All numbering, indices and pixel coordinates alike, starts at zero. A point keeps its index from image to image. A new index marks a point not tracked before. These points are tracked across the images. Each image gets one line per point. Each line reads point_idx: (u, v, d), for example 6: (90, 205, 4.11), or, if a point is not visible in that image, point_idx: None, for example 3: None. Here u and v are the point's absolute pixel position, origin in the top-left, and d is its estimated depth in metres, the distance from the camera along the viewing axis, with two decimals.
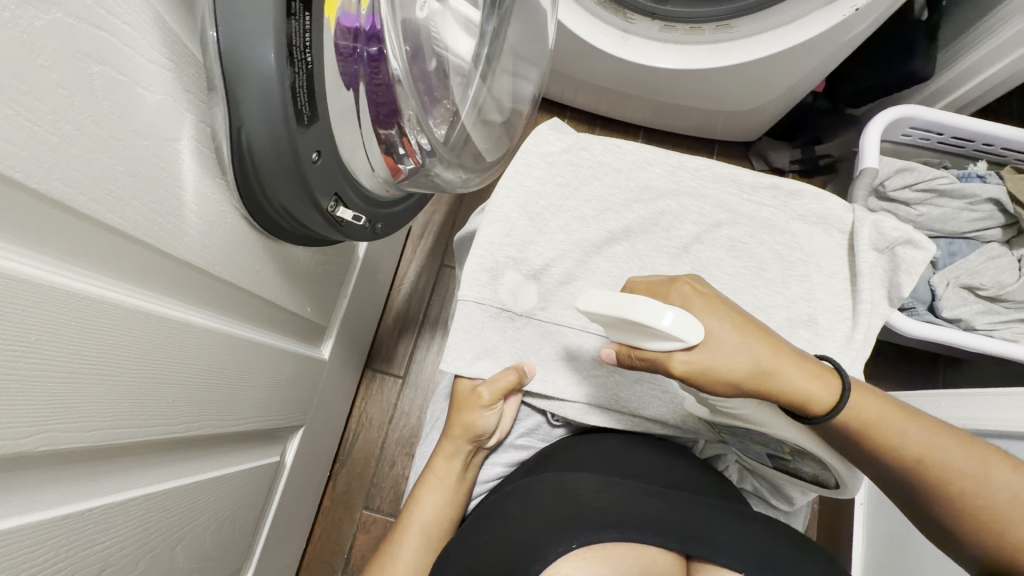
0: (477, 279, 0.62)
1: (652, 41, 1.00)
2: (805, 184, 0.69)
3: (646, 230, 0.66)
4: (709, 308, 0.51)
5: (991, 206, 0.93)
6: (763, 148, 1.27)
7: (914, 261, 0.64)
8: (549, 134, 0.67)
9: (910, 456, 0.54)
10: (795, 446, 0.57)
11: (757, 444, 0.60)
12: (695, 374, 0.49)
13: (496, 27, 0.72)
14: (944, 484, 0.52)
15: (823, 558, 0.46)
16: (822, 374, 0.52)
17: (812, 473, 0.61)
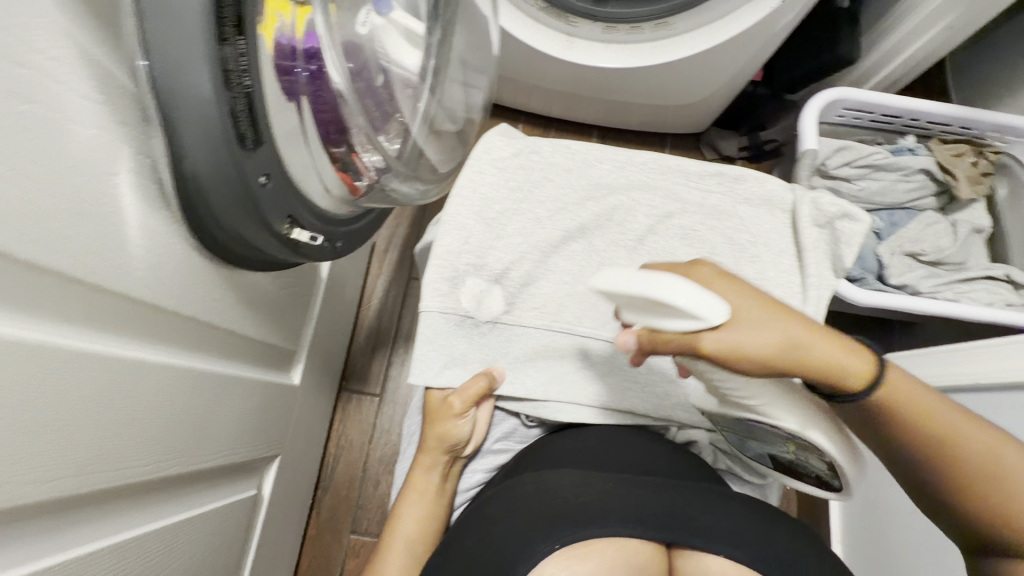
0: (440, 288, 0.63)
1: (596, 43, 1.04)
2: (747, 169, 0.72)
3: (601, 226, 0.68)
4: (730, 286, 0.49)
5: (924, 176, 1.14)
6: (712, 138, 1.34)
7: (852, 234, 0.69)
8: (498, 140, 0.69)
9: (931, 436, 0.51)
10: (802, 444, 0.55)
11: (762, 437, 0.58)
12: (726, 353, 0.47)
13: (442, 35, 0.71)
14: (955, 466, 0.51)
15: (792, 529, 0.47)
16: (857, 350, 0.52)
17: (816, 474, 0.59)
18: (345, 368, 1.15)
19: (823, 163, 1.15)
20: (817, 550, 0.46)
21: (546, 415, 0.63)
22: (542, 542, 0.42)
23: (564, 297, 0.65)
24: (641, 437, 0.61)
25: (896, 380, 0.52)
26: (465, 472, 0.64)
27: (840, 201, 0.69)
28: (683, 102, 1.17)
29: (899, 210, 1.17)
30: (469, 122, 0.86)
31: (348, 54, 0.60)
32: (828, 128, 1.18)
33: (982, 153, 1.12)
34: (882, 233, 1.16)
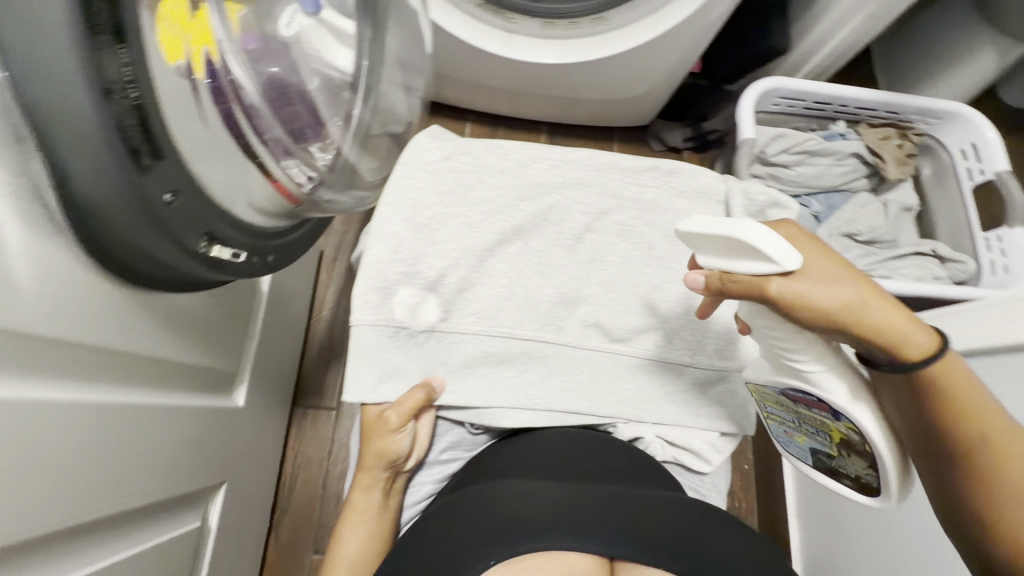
0: (370, 300, 0.61)
1: (534, 39, 1.04)
2: (680, 162, 0.73)
3: (537, 227, 0.67)
4: (816, 244, 0.49)
5: (856, 159, 1.19)
6: (657, 129, 1.35)
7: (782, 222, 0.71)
8: (428, 143, 0.68)
9: (980, 434, 0.48)
10: (846, 431, 0.53)
11: (809, 420, 0.57)
12: (791, 301, 0.46)
13: (373, 35, 0.69)
14: (998, 476, 0.47)
15: (727, 526, 0.48)
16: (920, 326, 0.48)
17: (856, 475, 0.55)
18: (298, 382, 1.11)
19: (761, 151, 1.19)
20: (750, 540, 0.48)
21: (488, 422, 0.62)
22: (483, 557, 0.41)
23: (503, 300, 0.65)
24: (585, 437, 0.62)
25: (959, 370, 0.48)
26: (413, 485, 0.63)
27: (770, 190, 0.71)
28: (624, 97, 1.18)
29: (834, 192, 1.22)
30: (399, 130, 0.82)
31: (254, 48, 0.59)
32: (764, 117, 1.22)
33: (906, 136, 1.19)
34: (820, 216, 1.21)
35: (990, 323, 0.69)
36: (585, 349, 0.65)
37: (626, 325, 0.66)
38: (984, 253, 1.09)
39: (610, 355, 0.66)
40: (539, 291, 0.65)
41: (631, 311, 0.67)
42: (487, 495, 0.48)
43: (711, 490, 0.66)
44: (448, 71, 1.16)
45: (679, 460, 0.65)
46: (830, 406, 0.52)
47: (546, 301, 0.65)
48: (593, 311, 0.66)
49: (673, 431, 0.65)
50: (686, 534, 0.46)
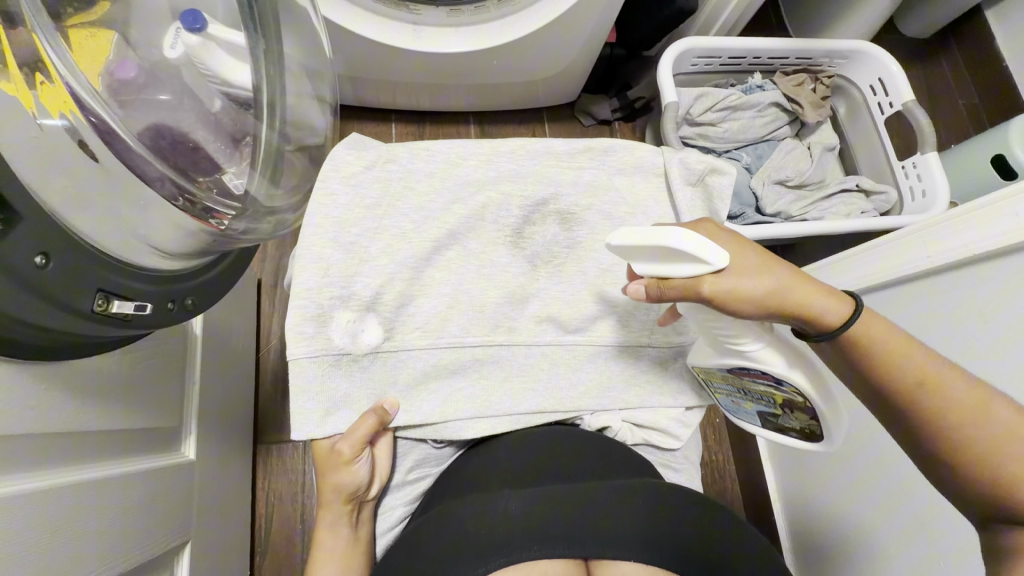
0: (304, 331, 0.57)
1: (444, 28, 1.00)
2: (613, 139, 0.71)
3: (473, 228, 0.64)
4: (738, 239, 0.52)
5: (775, 109, 1.23)
6: (584, 105, 1.34)
7: (721, 186, 0.71)
8: (346, 154, 0.63)
9: (912, 378, 0.49)
10: (788, 394, 0.55)
11: (753, 390, 0.59)
12: (723, 298, 0.49)
13: (265, 48, 0.63)
14: (940, 419, 0.48)
15: (695, 496, 0.49)
16: (831, 296, 0.50)
17: (801, 428, 0.58)
18: (256, 420, 1.06)
19: (688, 113, 1.20)
20: (715, 506, 0.49)
21: (452, 435, 0.61)
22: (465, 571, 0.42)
23: (448, 309, 0.62)
24: (551, 434, 0.61)
25: (874, 325, 0.50)
26: (383, 511, 0.61)
27: (703, 157, 0.71)
28: (546, 76, 1.16)
29: (761, 143, 1.26)
30: (314, 145, 0.76)
31: (137, 75, 0.56)
32: (685, 79, 1.23)
33: (818, 79, 1.22)
34: (751, 168, 1.24)
35: (913, 251, 0.73)
36: (542, 345, 0.64)
37: (580, 314, 0.65)
38: (903, 181, 1.15)
39: (567, 346, 0.65)
40: (484, 294, 0.63)
41: (583, 299, 0.66)
42: (450, 512, 0.47)
43: (683, 459, 0.67)
44: (362, 73, 1.11)
45: (649, 440, 0.66)
46: (771, 375, 0.54)
47: (494, 303, 0.63)
48: (545, 306, 0.65)
49: (640, 413, 0.65)
50: (650, 514, 0.47)
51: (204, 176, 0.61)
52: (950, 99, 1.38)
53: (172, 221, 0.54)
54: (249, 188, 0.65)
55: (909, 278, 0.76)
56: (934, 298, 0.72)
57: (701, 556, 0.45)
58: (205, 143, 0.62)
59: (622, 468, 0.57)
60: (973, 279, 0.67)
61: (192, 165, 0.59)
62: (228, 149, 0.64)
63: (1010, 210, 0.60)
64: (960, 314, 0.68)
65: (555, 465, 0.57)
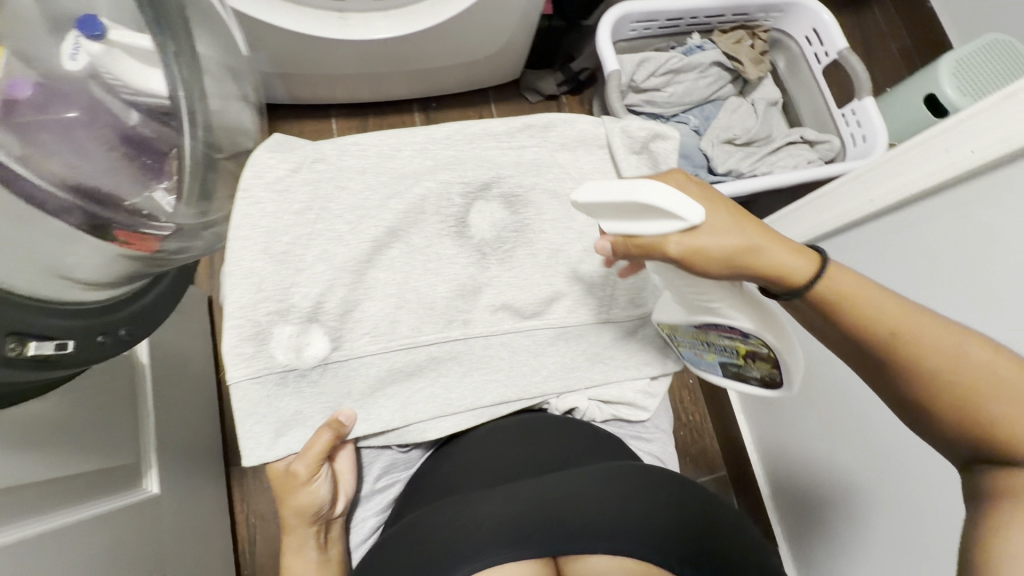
0: (242, 352, 0.54)
1: (373, 13, 0.96)
2: (553, 114, 0.69)
3: (414, 222, 0.61)
4: (709, 196, 0.50)
5: (718, 68, 1.24)
6: (530, 81, 1.32)
7: (666, 151, 0.71)
8: (268, 156, 0.58)
9: (884, 330, 0.48)
10: (751, 344, 0.55)
11: (716, 340, 0.58)
12: (691, 256, 0.48)
13: (177, 48, 0.55)
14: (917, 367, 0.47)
15: (659, 474, 0.50)
16: (800, 252, 0.50)
17: (761, 376, 0.58)
18: (225, 442, 1.02)
19: (632, 80, 1.19)
20: (682, 483, 0.50)
21: (416, 438, 0.61)
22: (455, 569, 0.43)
23: (396, 310, 0.60)
24: (519, 424, 0.61)
25: (840, 276, 0.50)
26: (354, 523, 0.60)
27: (645, 123, 0.70)
28: (486, 55, 1.13)
29: (707, 104, 1.26)
30: (247, 142, 0.74)
31: (35, 94, 0.52)
32: (626, 45, 1.22)
33: (755, 35, 1.25)
34: (699, 131, 1.25)
35: (855, 197, 0.75)
36: (499, 334, 0.63)
37: (534, 298, 0.64)
38: (844, 128, 1.17)
39: (525, 332, 0.64)
40: (432, 289, 0.61)
41: (536, 283, 0.64)
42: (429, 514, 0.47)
43: (652, 429, 0.68)
44: (291, 68, 1.05)
45: (617, 415, 0.66)
46: (739, 330, 0.54)
47: (444, 298, 0.62)
48: (499, 294, 0.63)
49: (605, 390, 0.66)
50: (619, 502, 0.47)
51: (129, 196, 0.58)
52: (885, 44, 1.41)
53: (98, 251, 0.51)
54: (179, 207, 0.60)
55: (854, 224, 0.78)
56: (880, 241, 0.74)
57: (678, 537, 0.46)
58: (126, 161, 0.57)
59: (594, 452, 0.57)
60: (916, 219, 0.69)
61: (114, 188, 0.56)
62: (153, 166, 0.59)
63: (942, 147, 0.61)
64: (910, 256, 0.70)
65: (530, 455, 0.57)
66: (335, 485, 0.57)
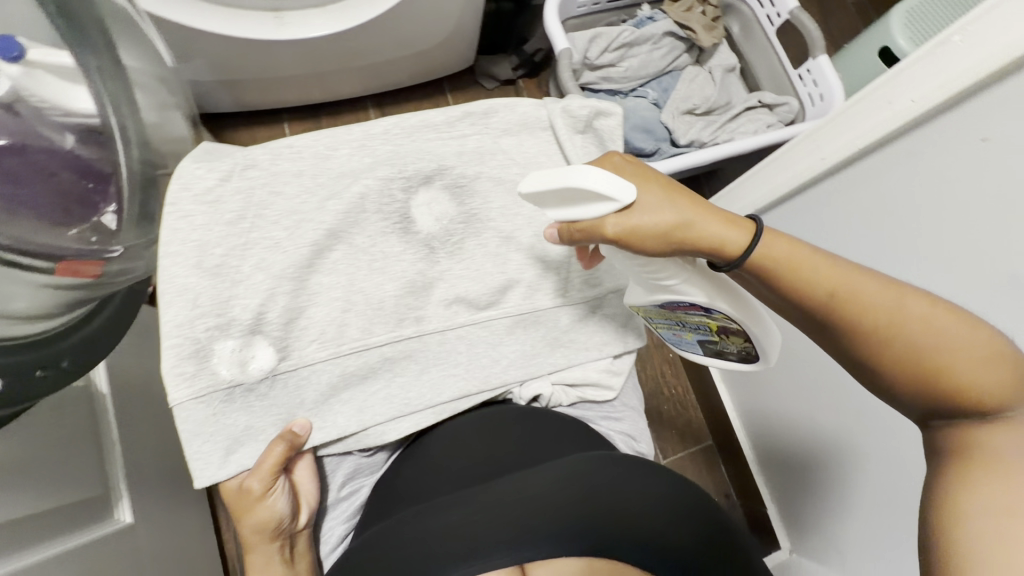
0: (182, 371, 0.53)
1: (309, 10, 0.92)
2: (494, 99, 0.68)
3: (354, 222, 0.60)
4: (645, 173, 0.49)
5: (671, 38, 1.23)
6: (485, 67, 1.30)
7: (610, 128, 0.70)
8: (195, 168, 0.57)
9: (825, 294, 0.47)
10: (719, 320, 0.55)
11: (688, 320, 0.58)
12: (631, 236, 0.47)
13: (97, 64, 0.58)
14: (862, 328, 0.47)
15: (619, 460, 0.51)
16: (737, 221, 0.48)
17: (737, 349, 0.59)
18: None
19: (585, 57, 1.18)
20: (648, 469, 0.50)
21: (374, 441, 0.59)
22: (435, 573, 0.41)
23: (343, 313, 0.59)
24: (481, 418, 0.60)
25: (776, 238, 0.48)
26: (322, 534, 0.59)
27: (587, 100, 0.69)
28: (434, 43, 1.10)
29: (665, 75, 1.25)
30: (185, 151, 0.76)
31: None
32: (576, 22, 1.21)
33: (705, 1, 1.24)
34: (659, 103, 1.23)
35: (805, 157, 0.75)
36: (454, 328, 0.62)
37: (487, 288, 0.63)
38: (801, 88, 1.17)
39: (482, 324, 0.63)
40: (380, 289, 0.60)
41: (488, 273, 0.63)
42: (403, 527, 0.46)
43: (621, 408, 0.67)
44: (233, 75, 1.01)
45: (584, 397, 0.66)
46: (701, 306, 0.54)
47: (393, 296, 0.60)
48: (451, 287, 0.62)
49: (569, 373, 0.65)
50: (602, 492, 0.47)
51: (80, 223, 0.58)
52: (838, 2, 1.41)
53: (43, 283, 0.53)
54: (124, 222, 0.62)
55: (807, 185, 0.78)
56: (833, 199, 0.74)
57: (659, 525, 0.45)
58: (71, 185, 0.58)
59: (562, 441, 0.57)
60: (864, 174, 0.69)
61: (62, 216, 0.56)
62: (100, 188, 0.60)
63: (883, 100, 0.62)
64: (865, 214, 0.70)
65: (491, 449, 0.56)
66: (295, 495, 0.56)
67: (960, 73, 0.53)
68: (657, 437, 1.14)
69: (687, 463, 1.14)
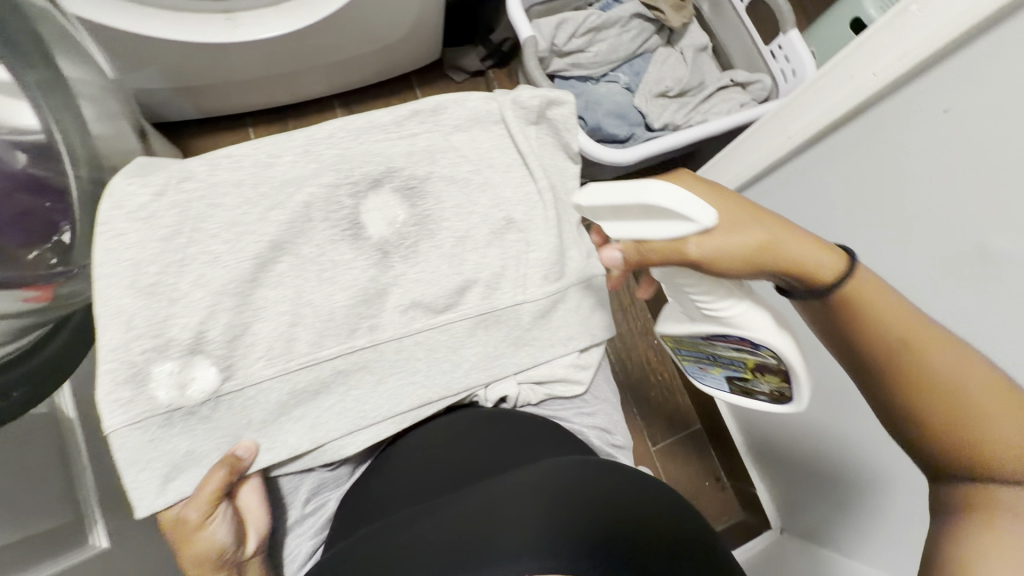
0: (118, 398, 0.51)
1: (263, 9, 0.90)
2: (443, 95, 0.66)
3: (300, 232, 0.58)
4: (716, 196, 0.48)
5: (639, 21, 1.21)
6: (452, 59, 1.27)
7: (564, 117, 0.68)
8: (129, 185, 0.55)
9: (897, 339, 0.47)
10: (762, 357, 0.50)
11: (724, 353, 0.54)
12: (714, 260, 0.45)
13: (39, 84, 0.57)
14: (928, 383, 0.46)
15: (601, 462, 0.50)
16: (822, 245, 0.48)
17: (769, 390, 0.54)
18: None
19: (553, 44, 1.16)
20: (622, 468, 0.50)
21: (331, 456, 0.59)
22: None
23: (291, 327, 0.57)
24: (450, 424, 0.61)
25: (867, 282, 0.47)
26: (287, 555, 0.58)
27: (538, 91, 0.67)
28: (397, 38, 1.07)
29: (636, 59, 1.23)
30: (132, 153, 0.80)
31: None
32: (542, 9, 1.20)
33: None
34: (631, 87, 1.21)
35: (775, 134, 0.73)
36: (411, 334, 0.60)
37: (444, 290, 0.61)
38: (774, 65, 1.16)
39: (440, 329, 0.61)
40: (330, 300, 0.58)
41: (444, 275, 0.62)
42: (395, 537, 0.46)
43: (593, 402, 0.68)
44: (191, 82, 0.98)
45: (553, 393, 0.66)
46: (748, 341, 0.49)
47: (344, 307, 0.58)
48: (406, 293, 0.61)
49: (535, 371, 0.65)
50: (577, 489, 0.47)
51: (38, 243, 0.61)
52: None
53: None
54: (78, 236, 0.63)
55: (776, 165, 0.77)
56: (802, 177, 0.74)
57: (641, 522, 0.44)
58: (29, 206, 0.61)
59: (540, 443, 0.57)
60: (831, 152, 0.68)
61: (24, 237, 0.60)
62: (57, 205, 0.62)
63: (846, 74, 0.61)
64: (835, 195, 0.70)
65: (459, 461, 0.56)
66: (242, 523, 0.54)
67: (921, 42, 0.52)
68: (645, 425, 1.14)
69: (675, 449, 1.14)
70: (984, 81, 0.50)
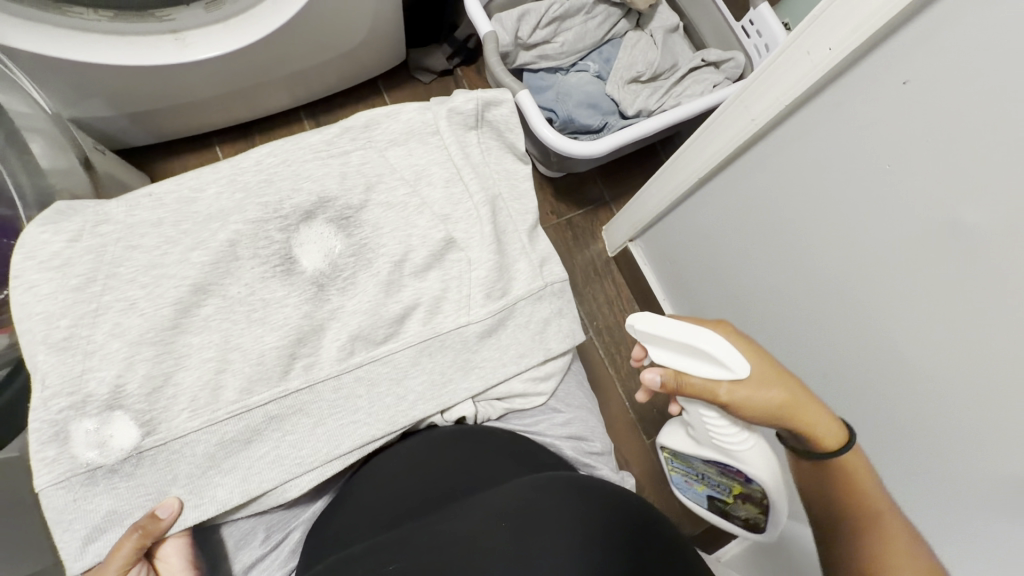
0: (43, 456, 0.51)
1: (212, 26, 0.87)
2: (374, 111, 0.66)
3: (223, 272, 0.58)
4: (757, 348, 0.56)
5: (604, 6, 1.18)
6: (416, 60, 1.24)
7: (504, 117, 0.70)
8: (41, 234, 0.54)
9: (873, 507, 0.54)
10: (749, 489, 0.58)
11: (713, 476, 0.61)
12: (739, 404, 0.53)
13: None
14: (890, 547, 0.52)
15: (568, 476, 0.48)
16: (832, 419, 0.56)
17: (745, 516, 0.62)
18: None
19: (517, 36, 1.12)
20: (596, 481, 0.49)
21: (276, 501, 0.58)
22: None
23: (217, 374, 0.56)
24: (416, 450, 0.59)
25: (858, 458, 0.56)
26: None
27: (472, 94, 0.68)
28: (357, 43, 1.04)
29: (604, 45, 1.20)
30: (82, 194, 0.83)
31: None
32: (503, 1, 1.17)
33: None
34: (602, 74, 1.18)
35: (733, 119, 0.71)
36: (349, 370, 0.59)
37: (382, 321, 0.61)
38: (745, 41, 1.12)
39: (382, 360, 0.60)
40: (260, 342, 0.58)
41: (381, 303, 0.61)
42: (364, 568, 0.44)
43: (567, 411, 0.68)
44: (147, 106, 0.96)
45: (511, 407, 0.67)
46: (742, 474, 0.57)
47: (275, 348, 0.58)
48: (342, 326, 0.60)
49: (496, 389, 0.65)
50: (547, 504, 0.45)
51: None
52: None
53: None
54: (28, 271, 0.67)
55: (743, 149, 0.74)
56: (767, 165, 0.72)
57: (616, 531, 0.43)
58: None
59: (511, 464, 0.56)
60: (799, 132, 0.65)
61: None
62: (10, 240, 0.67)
63: (803, 49, 0.58)
64: (805, 182, 0.67)
65: (431, 488, 0.54)
66: None
67: (873, 12, 0.50)
68: (637, 420, 1.12)
69: None
70: (945, 51, 0.48)
